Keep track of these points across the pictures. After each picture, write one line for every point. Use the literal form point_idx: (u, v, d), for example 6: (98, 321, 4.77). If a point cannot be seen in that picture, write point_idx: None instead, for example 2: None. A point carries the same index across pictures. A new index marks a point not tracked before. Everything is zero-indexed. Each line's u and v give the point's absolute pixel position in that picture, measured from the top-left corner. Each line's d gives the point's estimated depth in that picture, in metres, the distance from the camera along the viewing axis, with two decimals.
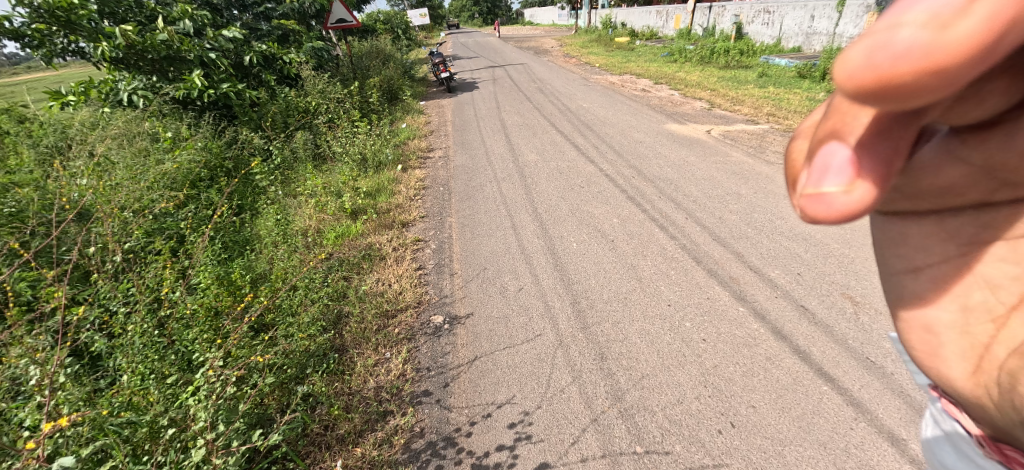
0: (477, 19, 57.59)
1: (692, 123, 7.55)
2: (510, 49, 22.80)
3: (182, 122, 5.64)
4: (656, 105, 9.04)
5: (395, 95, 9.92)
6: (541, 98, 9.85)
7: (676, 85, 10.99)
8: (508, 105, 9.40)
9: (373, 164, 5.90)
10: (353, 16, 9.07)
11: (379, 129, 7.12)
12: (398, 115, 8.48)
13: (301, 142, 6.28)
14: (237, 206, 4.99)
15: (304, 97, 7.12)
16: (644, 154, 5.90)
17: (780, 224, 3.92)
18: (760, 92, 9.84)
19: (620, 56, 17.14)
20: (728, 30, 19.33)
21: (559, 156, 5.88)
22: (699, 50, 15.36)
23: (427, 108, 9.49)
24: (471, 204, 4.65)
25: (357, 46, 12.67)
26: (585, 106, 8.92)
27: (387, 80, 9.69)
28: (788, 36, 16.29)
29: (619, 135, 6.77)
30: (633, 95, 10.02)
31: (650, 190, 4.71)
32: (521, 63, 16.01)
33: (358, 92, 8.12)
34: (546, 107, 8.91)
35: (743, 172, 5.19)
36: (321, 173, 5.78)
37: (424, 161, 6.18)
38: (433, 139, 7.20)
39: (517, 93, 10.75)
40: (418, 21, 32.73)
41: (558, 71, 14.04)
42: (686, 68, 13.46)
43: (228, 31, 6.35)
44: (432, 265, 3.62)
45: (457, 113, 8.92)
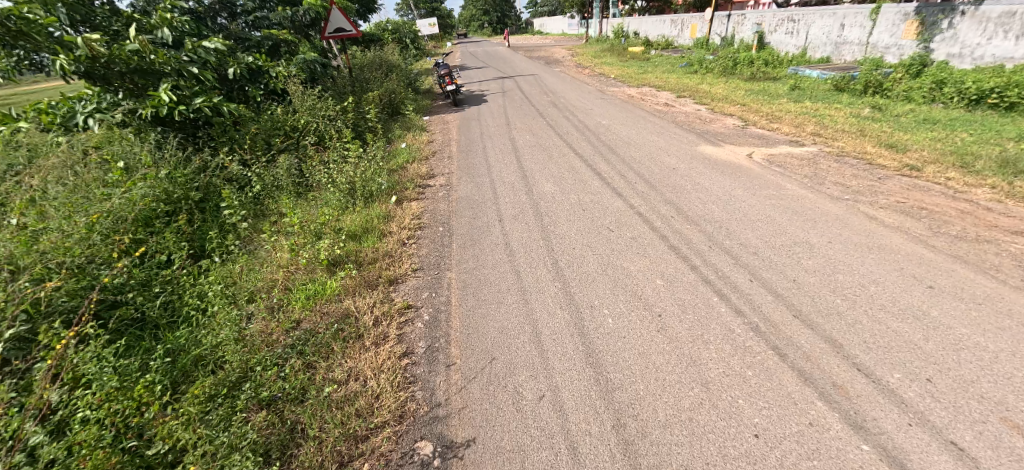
0: (486, 28, 57.19)
1: (728, 144, 6.66)
2: (519, 59, 22.12)
3: (146, 144, 4.90)
4: (684, 121, 8.15)
5: (396, 110, 9.16)
6: (553, 114, 8.98)
7: (701, 99, 10.09)
8: (518, 121, 8.54)
9: (363, 196, 5.07)
10: (353, 25, 8.41)
11: (375, 149, 6.29)
12: (397, 133, 7.69)
13: (284, 168, 5.50)
14: (199, 249, 4.22)
15: (292, 114, 6.35)
16: (680, 185, 5.00)
17: (877, 293, 3.01)
18: (796, 108, 8.90)
19: (636, 67, 16.26)
20: (748, 39, 18.41)
21: (580, 187, 5.00)
22: (720, 60, 14.46)
23: (430, 124, 8.70)
24: (475, 253, 3.78)
25: (359, 56, 11.96)
26: (603, 123, 8.04)
27: (388, 94, 8.91)
28: (814, 46, 15.34)
29: (648, 160, 5.88)
30: (655, 110, 9.13)
31: (697, 236, 3.81)
32: (532, 74, 15.21)
33: (355, 107, 7.35)
34: (560, 124, 8.06)
35: (806, 210, 4.27)
36: (304, 206, 4.98)
37: (423, 190, 5.35)
38: (434, 162, 6.36)
39: (528, 107, 9.91)
40: (427, 30, 32.21)
41: (571, 82, 13.21)
42: (708, 80, 12.57)
43: (208, 40, 5.60)
44: (423, 348, 2.75)
45: (462, 130, 8.09)
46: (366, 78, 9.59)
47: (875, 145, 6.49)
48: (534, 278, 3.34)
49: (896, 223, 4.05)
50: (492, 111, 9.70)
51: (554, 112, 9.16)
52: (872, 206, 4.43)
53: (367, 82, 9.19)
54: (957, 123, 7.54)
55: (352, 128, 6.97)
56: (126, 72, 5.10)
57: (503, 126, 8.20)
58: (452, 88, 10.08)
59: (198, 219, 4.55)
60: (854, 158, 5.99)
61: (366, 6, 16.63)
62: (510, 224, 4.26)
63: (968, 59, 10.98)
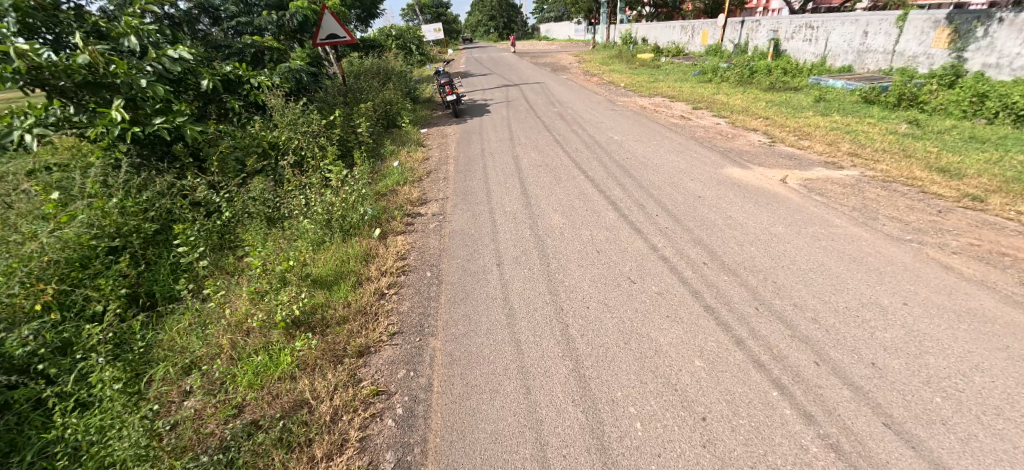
0: (493, 33, 56.79)
1: (757, 166, 5.95)
2: (525, 65, 21.53)
3: (98, 169, 4.35)
4: (703, 137, 7.45)
5: (392, 122, 8.53)
6: (561, 127, 8.29)
7: (719, 111, 9.38)
8: (522, 135, 7.87)
9: (342, 227, 4.41)
10: (347, 30, 7.85)
11: (362, 171, 5.65)
12: (391, 148, 7.05)
13: (257, 194, 4.91)
14: (147, 295, 3.69)
15: (272, 129, 5.72)
16: (708, 218, 4.30)
17: (987, 388, 2.30)
18: (825, 123, 8.16)
19: (647, 75, 15.55)
20: (763, 46, 17.66)
21: (592, 220, 4.31)
22: (737, 68, 13.75)
23: (427, 138, 8.05)
24: (468, 310, 3.10)
25: (357, 63, 11.37)
26: (615, 137, 7.35)
27: (382, 105, 8.29)
28: (834, 54, 14.59)
29: (668, 186, 5.18)
30: (671, 124, 8.43)
31: (738, 293, 3.11)
32: (538, 82, 14.55)
33: (344, 121, 6.71)
34: (568, 139, 7.37)
35: (865, 257, 3.56)
36: (275, 241, 4.38)
37: (411, 220, 4.68)
38: (427, 184, 5.70)
39: (533, 118, 9.23)
40: (433, 36, 31.80)
41: (579, 91, 12.54)
42: (725, 90, 11.87)
43: (174, 49, 5.03)
44: (390, 465, 2.10)
45: (461, 145, 7.44)
46: (360, 87, 8.96)
47: (924, 169, 5.76)
48: (537, 352, 2.66)
49: (979, 276, 3.34)
50: (494, 123, 9.03)
51: (561, 125, 8.48)
52: (943, 251, 3.70)
53: (362, 91, 8.57)
54: (1011, 142, 6.78)
55: (340, 145, 6.33)
56: (76, 87, 4.49)
57: (505, 141, 7.54)
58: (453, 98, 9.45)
59: (152, 257, 3.99)
60: (903, 185, 5.26)
61: (370, 12, 16.14)
62: (511, 267, 3.57)
63: (1006, 69, 10.22)
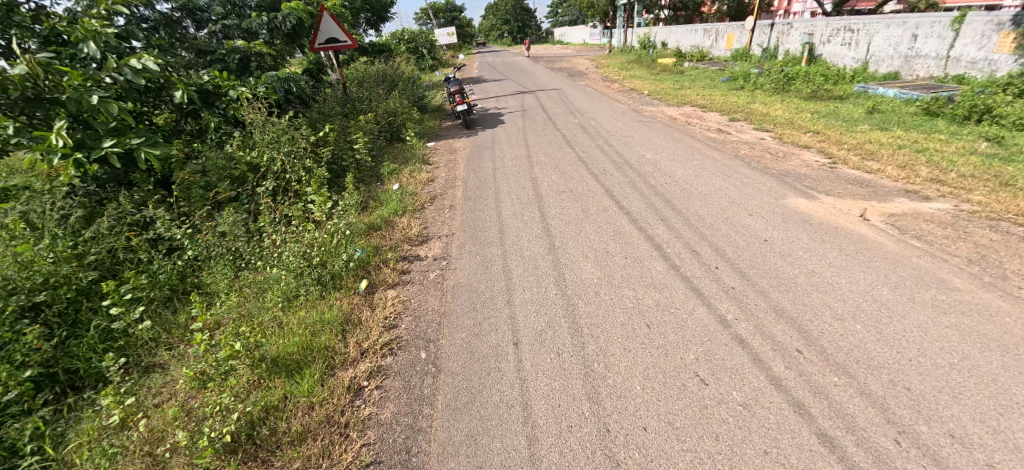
0: (507, 37, 56.09)
1: (824, 194, 4.95)
2: (540, 70, 20.67)
3: (41, 209, 3.75)
4: (749, 154, 6.47)
5: (395, 135, 7.71)
6: (583, 140, 7.35)
7: (760, 123, 8.35)
8: (540, 151, 6.94)
9: (319, 278, 3.53)
10: (347, 34, 7.09)
11: (352, 200, 4.80)
12: (391, 167, 6.20)
13: (228, 229, 4.11)
14: (69, 373, 2.93)
15: (252, 150, 4.93)
16: (786, 273, 3.33)
17: None
18: (887, 138, 7.10)
19: (671, 81, 14.56)
20: (795, 51, 16.52)
21: (635, 273, 3.37)
22: (771, 74, 12.69)
23: (432, 153, 7.18)
24: (474, 425, 2.21)
25: (362, 69, 10.60)
26: (647, 155, 6.38)
27: (384, 117, 7.46)
28: (877, 59, 13.46)
29: (722, 222, 4.21)
30: (708, 138, 7.43)
31: (860, 409, 2.17)
32: (555, 89, 13.64)
33: (337, 137, 5.88)
34: (593, 156, 6.42)
35: (1020, 344, 2.58)
36: (240, 294, 3.60)
37: (407, 264, 3.79)
38: (428, 213, 4.81)
39: (551, 130, 8.29)
40: (444, 40, 31.08)
41: (600, 100, 11.62)
42: (761, 98, 10.84)
43: (134, 57, 4.23)
44: None
45: (470, 162, 6.53)
46: (362, 95, 8.14)
47: None
48: None
49: None
50: (508, 136, 8.12)
51: (583, 138, 7.52)
52: None
53: (363, 100, 7.74)
54: None
55: (330, 166, 5.49)
56: (16, 101, 3.68)
57: (520, 158, 6.62)
58: (463, 108, 8.58)
59: (84, 318, 3.23)
60: (1016, 224, 4.22)
61: (378, 15, 15.39)
62: (532, 350, 2.66)
63: None
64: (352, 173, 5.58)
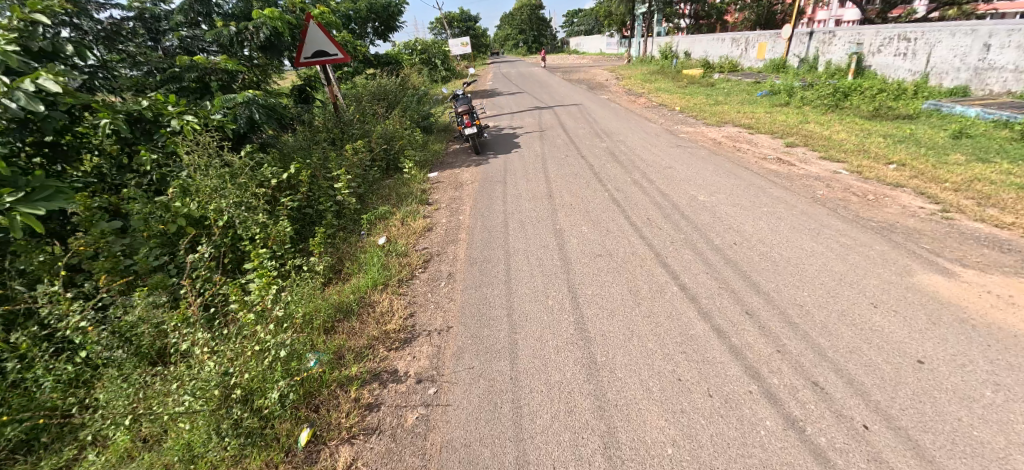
0: (522, 47, 55.24)
1: (960, 266, 3.60)
2: (558, 82, 19.49)
3: None
4: (829, 195, 5.12)
5: (392, 163, 6.56)
6: (614, 173, 6.08)
7: (826, 149, 6.98)
8: (563, 185, 5.69)
9: (237, 425, 2.24)
10: (338, 45, 6.35)
11: (315, 276, 3.60)
12: (380, 209, 5.02)
13: (143, 315, 2.98)
14: None
15: (194, 197, 3.75)
16: (984, 444, 2.02)
17: None
18: (997, 175, 5.69)
19: (703, 95, 13.23)
20: (839, 61, 15.02)
21: (733, 435, 2.10)
22: (820, 89, 11.28)
23: (433, 186, 5.99)
24: None
25: (362, 83, 9.51)
26: (700, 195, 5.09)
27: (376, 144, 6.31)
28: (939, 71, 11.90)
29: (836, 318, 2.91)
30: (768, 170, 6.09)
31: None
32: (576, 104, 12.40)
33: (312, 177, 4.73)
34: (630, 196, 5.15)
35: None
36: (130, 434, 2.41)
37: (378, 388, 2.56)
38: (419, 285, 3.59)
39: (574, 157, 7.05)
40: (459, 50, 30.16)
41: (627, 118, 10.36)
42: (815, 116, 9.45)
43: (26, 78, 3.03)
44: None
45: (476, 203, 5.32)
46: (356, 116, 7.03)
47: None
48: None
49: None
50: (524, 163, 6.89)
51: (614, 168, 6.26)
52: None
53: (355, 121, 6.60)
54: None
55: (297, 217, 4.32)
56: None
57: (540, 195, 5.38)
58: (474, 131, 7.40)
59: None
60: None
61: (386, 24, 14.33)
62: None
63: None
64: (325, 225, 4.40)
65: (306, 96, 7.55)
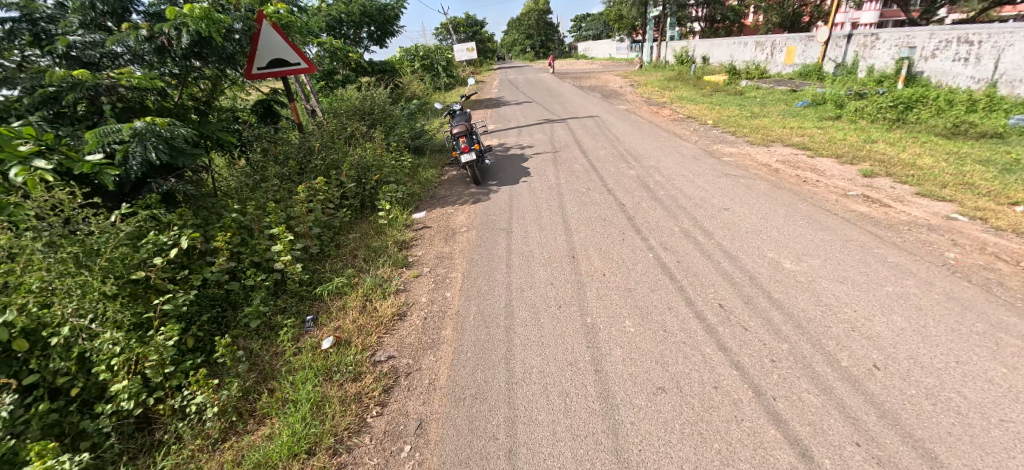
0: (530, 52, 53.93)
1: None
2: (569, 90, 18.09)
3: None
4: (965, 260, 3.63)
5: (365, 201, 5.16)
6: (654, 215, 4.62)
7: (920, 183, 5.45)
8: (589, 234, 4.24)
9: None
10: (300, 52, 5.13)
11: (190, 444, 2.26)
12: (336, 279, 3.63)
13: None
14: None
15: (21, 292, 2.28)
16: None
17: None
18: None
19: (735, 104, 11.73)
20: (884, 67, 13.39)
21: None
22: (875, 99, 9.72)
23: (416, 234, 4.58)
24: None
25: (344, 95, 8.14)
26: (784, 259, 3.63)
27: (346, 178, 4.93)
28: (1010, 79, 10.06)
29: None
30: (857, 214, 4.60)
31: None
32: (591, 116, 10.93)
33: (232, 247, 3.39)
34: (686, 257, 3.70)
35: None
36: None
37: None
38: (367, 449, 2.19)
39: (597, 189, 5.61)
40: (464, 55, 28.80)
41: (654, 133, 8.89)
42: (880, 133, 7.92)
43: None
44: None
45: (470, 262, 3.89)
46: (325, 138, 5.66)
47: None
48: None
49: None
50: (533, 198, 5.45)
51: (652, 208, 4.81)
52: None
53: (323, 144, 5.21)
54: None
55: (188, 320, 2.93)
56: None
57: (558, 251, 3.94)
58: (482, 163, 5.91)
59: None
60: None
61: (383, 29, 12.93)
62: None
63: None
64: (244, 322, 3.10)
65: (268, 116, 6.23)
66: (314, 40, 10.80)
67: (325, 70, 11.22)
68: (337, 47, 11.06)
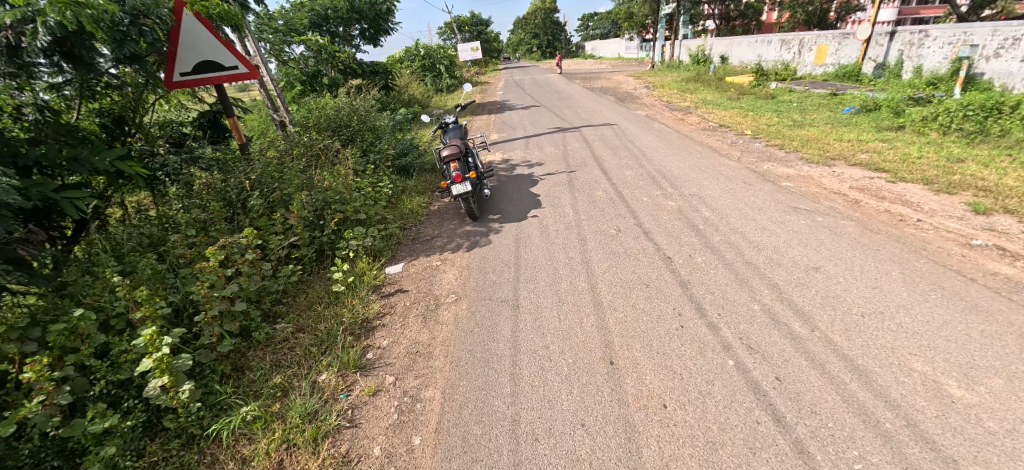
0: (536, 51, 52.50)
1: None
2: (580, 92, 16.72)
3: None
4: None
5: (323, 249, 3.89)
6: (718, 275, 3.32)
7: None
8: (630, 308, 2.96)
9: None
10: (238, 53, 3.93)
11: None
12: (249, 402, 2.37)
13: None
14: None
15: None
16: None
17: None
18: None
19: (771, 110, 10.34)
20: (935, 68, 11.89)
21: None
22: (944, 104, 8.27)
23: (385, 302, 3.30)
24: None
25: (319, 101, 6.88)
26: (941, 377, 2.33)
27: (296, 219, 3.68)
28: None
29: None
30: (1005, 280, 3.24)
31: None
32: (608, 124, 9.59)
33: (75, 359, 2.16)
34: (787, 367, 2.40)
35: None
36: None
37: None
38: None
39: (630, 224, 4.29)
40: (468, 55, 27.54)
41: (685, 145, 7.53)
42: (963, 149, 6.51)
43: None
44: None
45: (455, 364, 2.60)
46: (280, 161, 4.42)
47: None
48: None
49: None
50: (546, 237, 4.14)
51: (712, 263, 3.50)
52: None
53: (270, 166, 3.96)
54: None
55: None
56: None
57: (589, 344, 2.66)
58: (484, 192, 4.56)
59: None
60: None
61: (376, 26, 11.70)
62: None
63: None
64: None
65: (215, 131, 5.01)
66: (295, 39, 9.57)
67: (309, 72, 9.98)
68: (322, 47, 9.83)
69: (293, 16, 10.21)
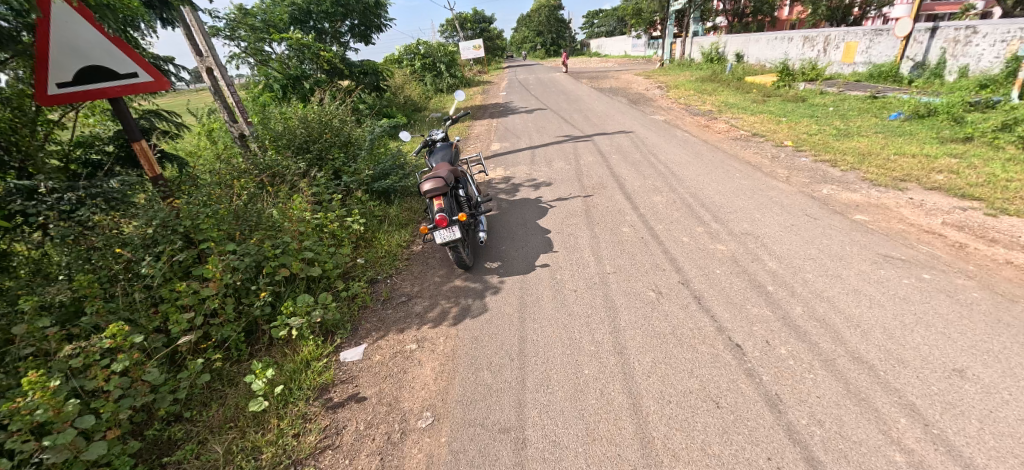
0: (541, 49, 51.31)
1: None
2: (589, 93, 15.60)
3: None
4: None
5: (257, 323, 2.85)
6: (820, 384, 2.25)
7: None
8: (700, 454, 1.92)
9: None
10: (142, 56, 2.88)
11: None
12: None
13: None
14: None
15: None
16: None
17: None
18: None
19: (807, 116, 9.21)
20: (985, 68, 10.73)
21: None
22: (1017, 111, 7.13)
23: (329, 423, 2.25)
24: None
25: (288, 109, 5.83)
26: None
27: (216, 286, 2.65)
28: None
29: None
30: None
31: None
32: (625, 132, 8.49)
33: None
34: None
35: None
36: None
37: None
38: None
39: (672, 280, 3.21)
40: (472, 54, 26.61)
41: (718, 158, 6.43)
42: None
43: None
44: None
45: None
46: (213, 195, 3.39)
47: None
48: None
49: None
50: (561, 301, 3.06)
51: (803, 358, 2.44)
52: None
53: (189, 209, 2.93)
54: None
55: None
56: None
57: None
58: (481, 237, 3.46)
59: None
60: None
61: (366, 22, 10.64)
62: None
63: None
64: None
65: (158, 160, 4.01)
66: (273, 36, 8.53)
67: (290, 74, 8.95)
68: (303, 45, 8.78)
69: (273, 10, 9.16)
